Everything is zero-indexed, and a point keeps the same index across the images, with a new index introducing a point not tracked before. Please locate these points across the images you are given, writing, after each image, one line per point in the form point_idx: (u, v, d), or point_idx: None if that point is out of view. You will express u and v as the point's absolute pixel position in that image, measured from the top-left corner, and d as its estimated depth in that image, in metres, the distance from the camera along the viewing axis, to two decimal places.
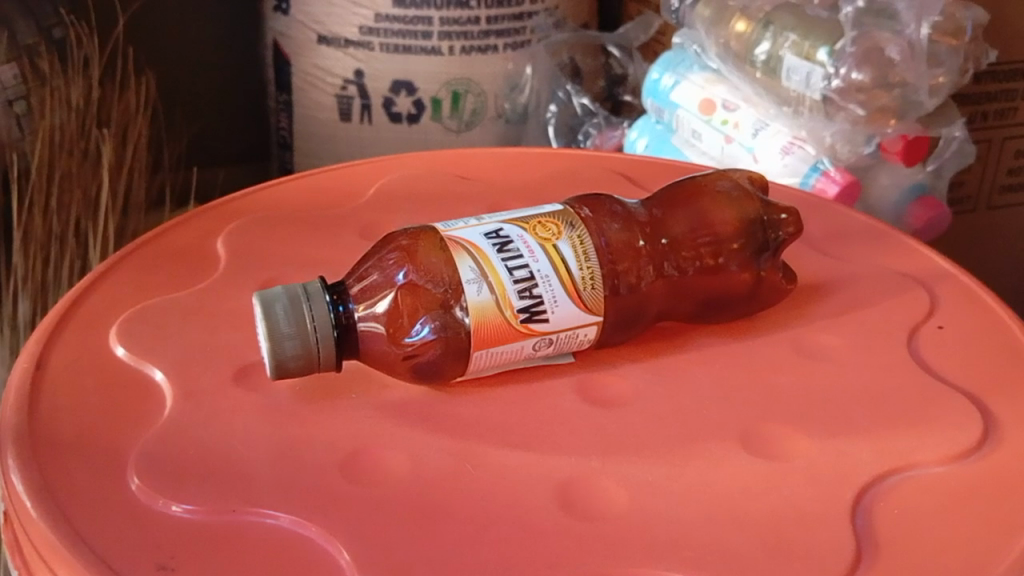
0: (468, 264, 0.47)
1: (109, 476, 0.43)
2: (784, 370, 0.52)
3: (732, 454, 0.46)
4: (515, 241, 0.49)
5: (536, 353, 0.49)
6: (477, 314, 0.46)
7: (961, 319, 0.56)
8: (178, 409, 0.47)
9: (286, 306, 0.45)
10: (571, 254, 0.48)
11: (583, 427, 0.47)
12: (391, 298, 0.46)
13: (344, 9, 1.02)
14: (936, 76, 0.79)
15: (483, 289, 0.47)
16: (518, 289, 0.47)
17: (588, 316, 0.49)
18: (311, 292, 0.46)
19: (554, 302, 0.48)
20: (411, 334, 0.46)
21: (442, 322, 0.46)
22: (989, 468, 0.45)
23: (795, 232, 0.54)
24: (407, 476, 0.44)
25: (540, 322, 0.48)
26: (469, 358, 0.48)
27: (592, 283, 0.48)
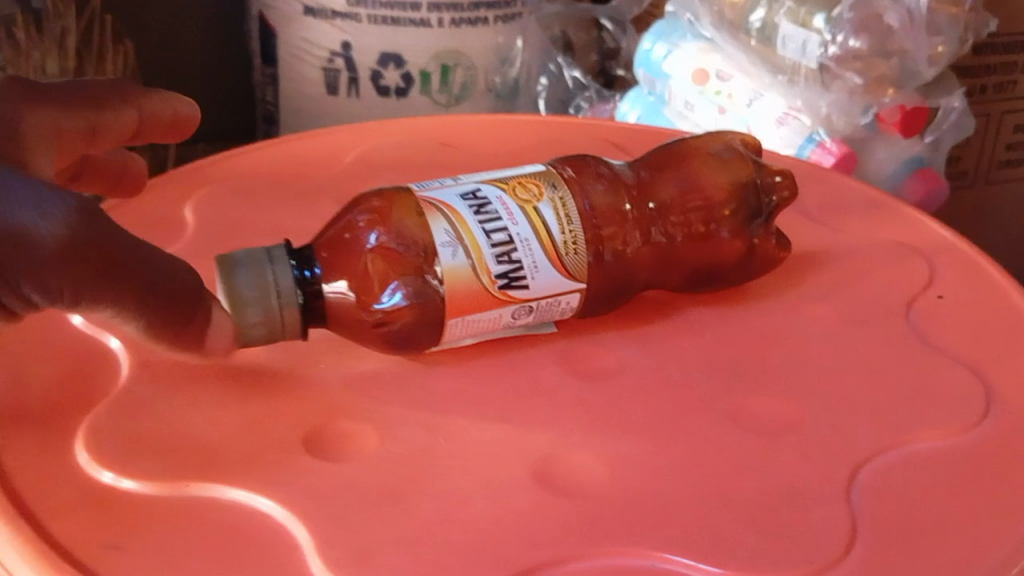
0: (443, 227, 0.44)
1: (56, 451, 0.40)
2: (777, 342, 0.49)
3: (721, 430, 0.43)
4: (494, 203, 0.46)
5: (516, 322, 0.47)
6: (452, 280, 0.44)
7: (962, 289, 0.54)
8: (135, 378, 0.44)
9: (250, 269, 0.43)
10: (552, 216, 0.46)
11: (565, 400, 0.45)
12: (362, 263, 0.44)
13: None
14: (935, 46, 0.76)
15: (458, 253, 0.44)
16: (496, 254, 0.44)
17: (570, 284, 0.46)
18: (274, 255, 0.44)
19: (534, 268, 0.45)
20: (381, 301, 0.44)
21: (416, 289, 0.44)
22: (993, 442, 0.43)
23: (790, 196, 0.51)
24: (378, 451, 0.41)
25: (519, 289, 0.45)
26: (444, 327, 0.45)
27: (575, 248, 0.46)
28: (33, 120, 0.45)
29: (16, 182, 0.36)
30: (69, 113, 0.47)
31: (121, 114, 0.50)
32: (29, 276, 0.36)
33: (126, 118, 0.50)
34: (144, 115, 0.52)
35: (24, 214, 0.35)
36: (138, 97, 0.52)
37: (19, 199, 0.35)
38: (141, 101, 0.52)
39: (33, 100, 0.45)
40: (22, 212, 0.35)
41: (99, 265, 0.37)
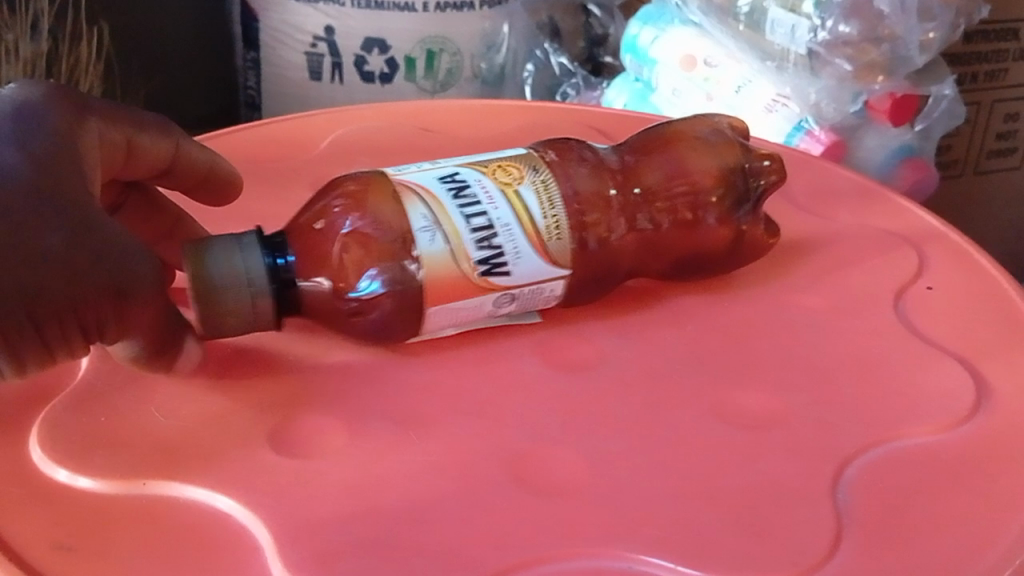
0: (421, 211, 0.43)
1: (8, 448, 0.39)
2: (762, 333, 0.48)
3: (703, 424, 0.42)
4: (473, 186, 0.44)
5: (498, 311, 0.45)
6: (431, 265, 0.42)
7: (953, 281, 0.52)
8: (92, 371, 0.42)
9: (220, 258, 0.41)
10: (534, 200, 0.44)
11: (542, 394, 0.43)
12: (337, 248, 0.42)
13: None
14: (926, 32, 0.74)
15: (437, 238, 0.42)
16: (476, 238, 0.43)
17: (553, 270, 0.45)
18: (245, 242, 0.42)
19: (516, 254, 0.43)
20: (358, 288, 0.42)
21: (392, 276, 0.42)
22: (984, 439, 0.41)
23: (778, 180, 0.49)
24: (347, 447, 0.39)
25: (500, 276, 0.44)
26: (423, 315, 0.43)
27: (557, 233, 0.44)
28: (81, 140, 0.40)
29: (110, 238, 0.36)
30: (105, 129, 0.42)
31: (155, 143, 0.45)
32: (117, 319, 0.37)
33: (160, 148, 0.45)
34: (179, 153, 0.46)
35: (128, 268, 0.36)
36: (176, 132, 0.47)
37: (122, 255, 0.36)
38: (179, 137, 0.47)
39: (75, 112, 0.41)
40: (126, 265, 0.36)
41: (163, 306, 0.39)
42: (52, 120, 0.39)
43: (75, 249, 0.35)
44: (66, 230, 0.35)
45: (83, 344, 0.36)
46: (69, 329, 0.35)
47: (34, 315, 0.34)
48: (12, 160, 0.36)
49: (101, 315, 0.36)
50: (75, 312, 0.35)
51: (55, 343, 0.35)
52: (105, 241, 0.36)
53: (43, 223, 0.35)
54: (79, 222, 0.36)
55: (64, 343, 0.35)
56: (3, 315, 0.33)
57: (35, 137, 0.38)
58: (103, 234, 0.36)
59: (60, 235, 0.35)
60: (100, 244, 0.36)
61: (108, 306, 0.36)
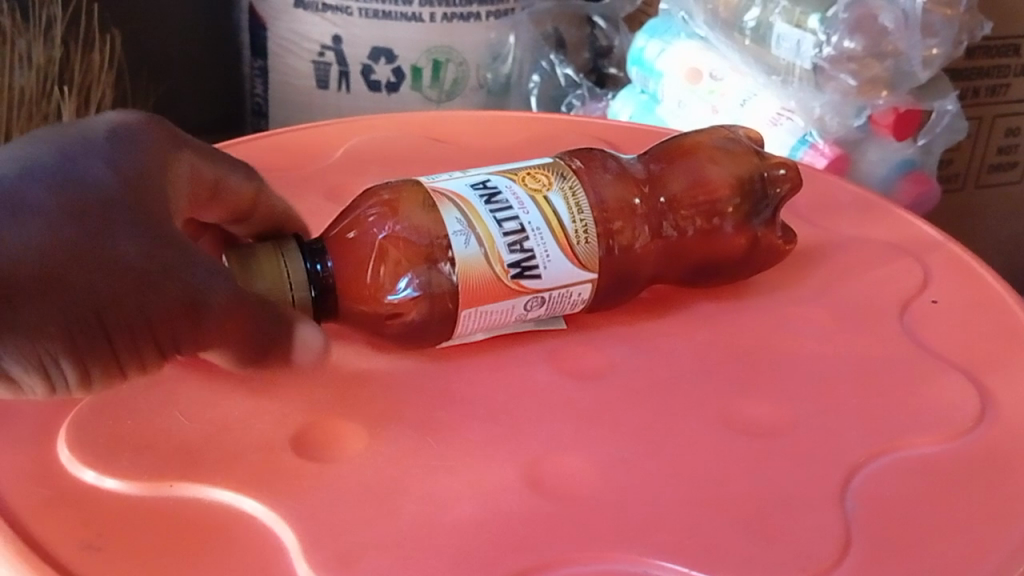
0: (454, 215, 0.44)
1: (35, 451, 0.40)
2: (769, 344, 0.49)
3: (712, 432, 0.43)
4: (504, 192, 0.46)
5: (527, 314, 0.46)
6: (466, 268, 0.43)
7: (956, 293, 0.53)
8: None
9: (263, 271, 0.42)
10: (563, 206, 0.45)
11: (554, 401, 0.44)
12: (373, 251, 0.44)
13: None
14: (929, 47, 0.76)
15: (471, 241, 0.43)
16: (508, 242, 0.44)
17: (583, 274, 0.46)
18: (284, 248, 0.43)
19: (546, 258, 0.45)
20: (394, 292, 0.43)
21: (427, 279, 0.43)
22: (986, 449, 0.42)
23: (792, 189, 0.51)
24: (364, 453, 0.40)
25: (530, 279, 0.45)
26: (457, 319, 0.44)
27: (586, 238, 0.45)
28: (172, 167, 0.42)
29: (185, 252, 0.37)
30: (196, 161, 0.44)
31: (240, 185, 0.46)
32: (196, 332, 0.37)
33: (244, 192, 0.46)
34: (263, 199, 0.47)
35: (205, 281, 0.36)
36: (262, 181, 0.47)
37: (198, 270, 0.36)
38: (264, 184, 0.47)
39: (172, 141, 0.43)
40: (202, 280, 0.36)
41: (253, 318, 0.38)
42: (144, 142, 0.41)
43: (146, 258, 0.35)
44: (144, 240, 0.36)
45: (154, 356, 0.36)
46: (140, 339, 0.35)
47: (105, 323, 0.34)
48: (90, 172, 0.37)
49: (173, 326, 0.36)
50: (146, 322, 0.35)
51: (122, 350, 0.35)
52: (181, 254, 0.36)
53: (119, 231, 0.35)
54: (150, 233, 0.36)
55: (136, 353, 0.36)
56: (74, 322, 0.33)
57: (125, 155, 0.39)
58: (178, 247, 0.36)
59: (133, 245, 0.35)
60: (174, 256, 0.36)
61: (180, 316, 0.36)
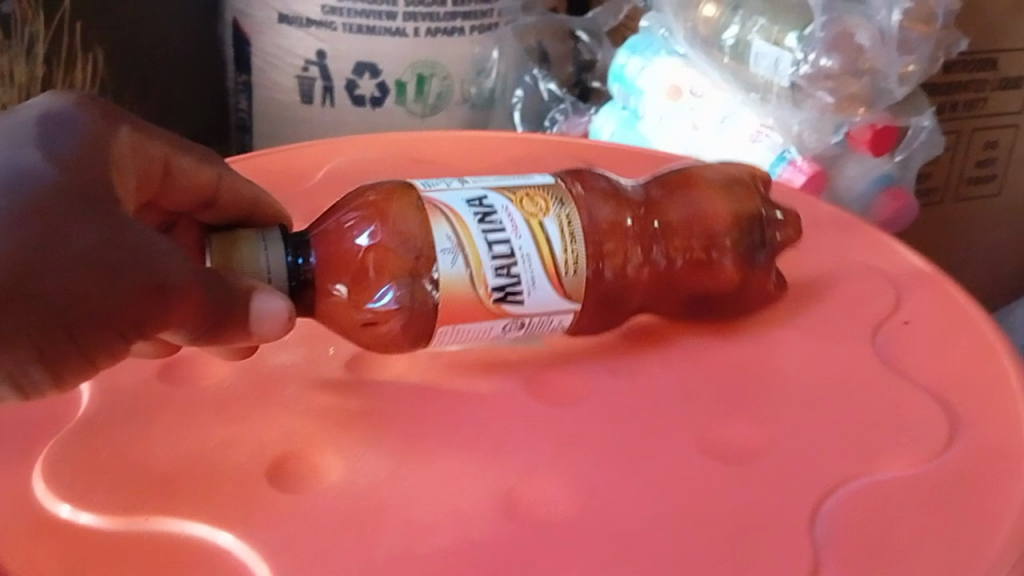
0: (445, 232, 0.44)
1: (14, 484, 0.40)
2: (745, 367, 0.49)
3: (687, 456, 0.43)
4: (499, 212, 0.45)
5: (505, 334, 0.46)
6: (449, 287, 0.44)
7: (929, 314, 0.54)
8: (95, 408, 0.43)
9: (240, 248, 0.42)
10: (556, 233, 0.46)
11: (532, 427, 0.45)
12: (358, 258, 0.44)
13: None
14: (906, 64, 0.77)
15: (458, 262, 0.44)
16: (496, 266, 0.44)
17: (566, 303, 0.46)
18: (269, 238, 0.43)
19: (532, 283, 0.45)
20: (374, 300, 0.44)
21: (409, 293, 0.44)
22: (958, 471, 0.43)
23: (793, 235, 0.52)
24: (342, 483, 0.41)
25: (514, 303, 0.45)
26: (433, 334, 0.45)
27: (574, 268, 0.46)
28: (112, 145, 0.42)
29: (141, 235, 0.37)
30: (146, 140, 0.46)
31: (196, 166, 0.48)
32: (162, 317, 0.37)
33: (203, 172, 0.48)
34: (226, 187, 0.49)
35: (165, 263, 0.37)
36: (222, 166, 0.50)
37: (157, 252, 0.37)
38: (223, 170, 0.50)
39: (107, 118, 0.43)
40: (162, 260, 0.37)
41: (215, 292, 0.38)
42: (81, 128, 0.41)
43: (104, 248, 0.36)
44: (100, 232, 0.36)
45: (123, 347, 0.37)
46: (106, 334, 0.36)
47: (69, 320, 0.35)
48: (33, 166, 0.38)
49: (136, 314, 0.36)
50: (110, 316, 0.36)
51: (91, 347, 0.36)
52: (138, 240, 0.37)
53: (73, 225, 0.36)
54: (108, 223, 0.37)
55: (104, 349, 0.37)
56: (40, 329, 0.35)
57: (63, 145, 0.40)
58: (134, 232, 0.37)
59: (89, 237, 0.36)
60: (133, 242, 0.37)
61: (143, 301, 0.36)
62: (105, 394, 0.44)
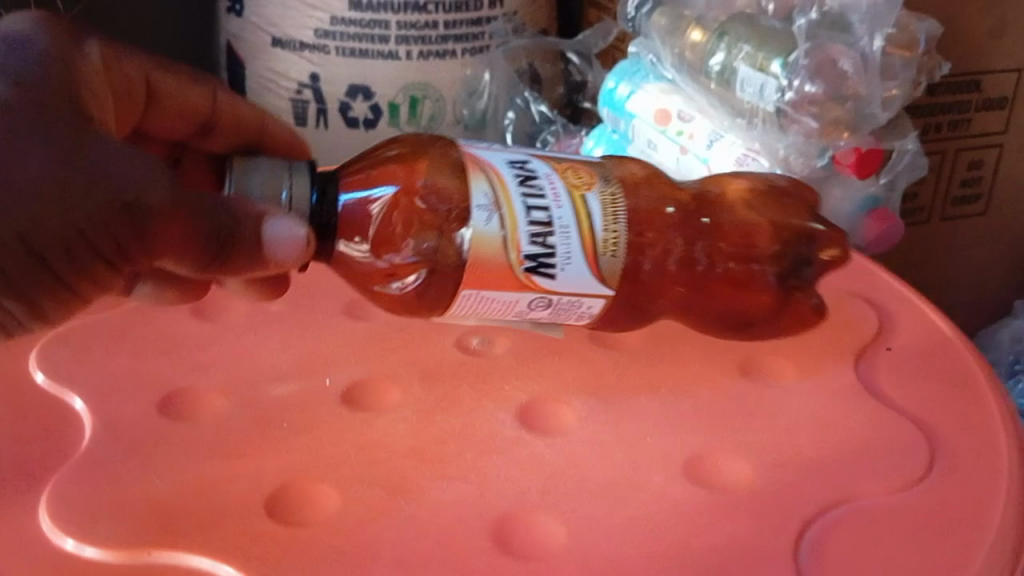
0: (483, 189, 0.44)
1: (16, 516, 0.41)
2: (731, 395, 0.51)
3: (673, 485, 0.45)
4: (542, 179, 0.46)
5: (529, 313, 0.47)
6: (481, 244, 0.44)
7: (912, 340, 0.55)
8: (96, 443, 0.45)
9: (265, 174, 0.44)
10: (598, 210, 0.46)
11: (522, 457, 0.46)
12: (387, 210, 0.47)
13: (299, 10, 0.96)
14: (888, 89, 0.78)
15: (492, 221, 0.44)
16: (532, 232, 0.44)
17: (599, 284, 0.46)
18: (294, 170, 0.45)
19: (566, 258, 0.45)
20: (398, 253, 0.47)
21: (433, 247, 0.46)
22: (937, 497, 0.44)
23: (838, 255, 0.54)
24: (337, 514, 0.42)
25: (544, 276, 0.45)
26: (456, 295, 0.46)
27: (612, 248, 0.46)
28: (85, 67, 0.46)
29: (108, 156, 0.40)
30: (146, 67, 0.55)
31: (193, 91, 0.57)
32: (135, 233, 0.41)
33: (197, 96, 0.57)
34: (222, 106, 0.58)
35: (132, 183, 0.40)
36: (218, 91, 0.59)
37: (123, 173, 0.40)
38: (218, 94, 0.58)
39: (78, 38, 0.47)
40: (128, 180, 0.40)
41: (194, 214, 0.42)
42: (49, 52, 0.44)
43: (68, 170, 0.39)
44: (61, 157, 0.39)
45: (110, 260, 0.42)
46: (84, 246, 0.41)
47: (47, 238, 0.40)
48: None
49: (112, 232, 0.41)
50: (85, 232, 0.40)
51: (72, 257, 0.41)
52: (103, 163, 0.40)
53: (38, 151, 0.39)
54: (71, 146, 0.40)
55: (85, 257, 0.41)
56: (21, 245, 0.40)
57: (31, 70, 0.42)
58: (98, 155, 0.40)
59: (52, 163, 0.39)
60: (98, 164, 0.40)
61: (113, 220, 0.40)
62: (108, 428, 0.46)
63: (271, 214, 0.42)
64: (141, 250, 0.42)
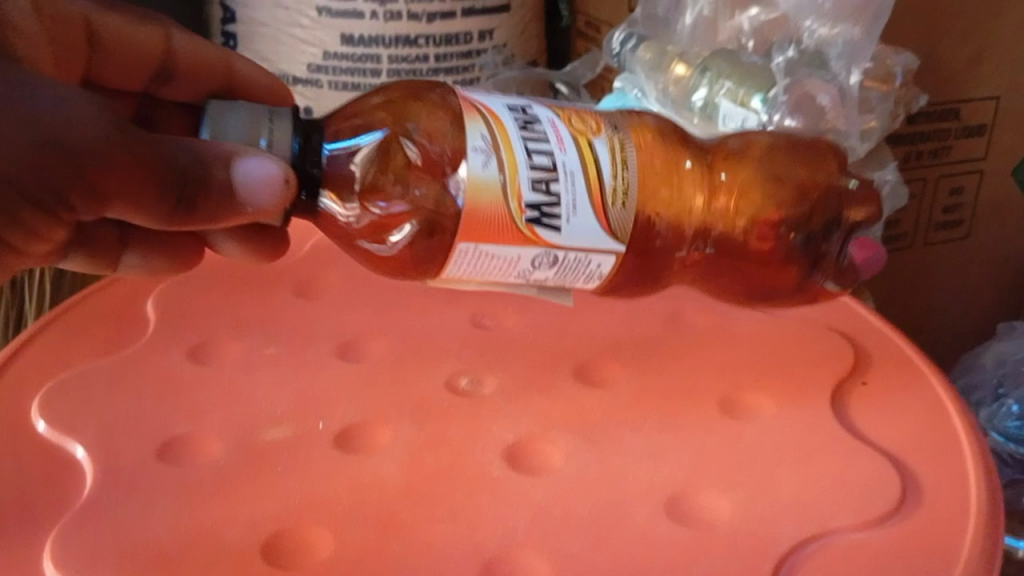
0: (480, 133, 0.48)
1: (23, 567, 0.42)
2: (711, 431, 0.53)
3: (656, 521, 0.46)
4: (542, 124, 0.49)
5: (533, 271, 0.50)
6: (478, 187, 0.47)
7: (887, 374, 0.57)
8: (98, 490, 0.46)
9: (245, 120, 0.48)
10: (603, 156, 0.49)
11: (510, 495, 0.47)
12: (377, 155, 0.51)
13: (292, 45, 0.96)
14: (866, 122, 0.80)
15: (490, 165, 0.47)
16: (534, 180, 0.47)
17: (606, 233, 0.49)
18: (273, 114, 0.49)
19: (571, 206, 0.48)
20: (388, 202, 0.52)
21: (422, 194, 0.51)
22: (910, 530, 0.45)
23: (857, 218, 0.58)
24: (332, 556, 0.43)
25: (548, 225, 0.48)
26: (454, 250, 0.49)
27: (621, 199, 0.49)
28: None
29: (56, 102, 0.44)
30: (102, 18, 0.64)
31: (146, 34, 0.65)
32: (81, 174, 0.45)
33: (146, 35, 0.65)
34: (172, 44, 0.66)
35: (74, 127, 0.44)
36: (170, 33, 0.67)
37: (65, 117, 0.44)
38: (171, 35, 0.67)
39: None
40: (71, 124, 0.44)
41: (139, 157, 0.46)
42: None
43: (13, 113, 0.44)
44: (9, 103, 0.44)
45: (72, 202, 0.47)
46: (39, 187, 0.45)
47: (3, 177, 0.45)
48: None
49: (61, 173, 0.45)
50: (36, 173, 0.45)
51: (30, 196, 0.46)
52: (49, 108, 0.44)
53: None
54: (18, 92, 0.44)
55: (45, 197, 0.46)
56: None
57: None
58: (44, 101, 0.44)
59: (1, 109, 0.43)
60: (45, 109, 0.44)
61: (59, 161, 0.44)
62: (109, 475, 0.47)
63: (245, 154, 0.47)
64: (99, 194, 0.46)
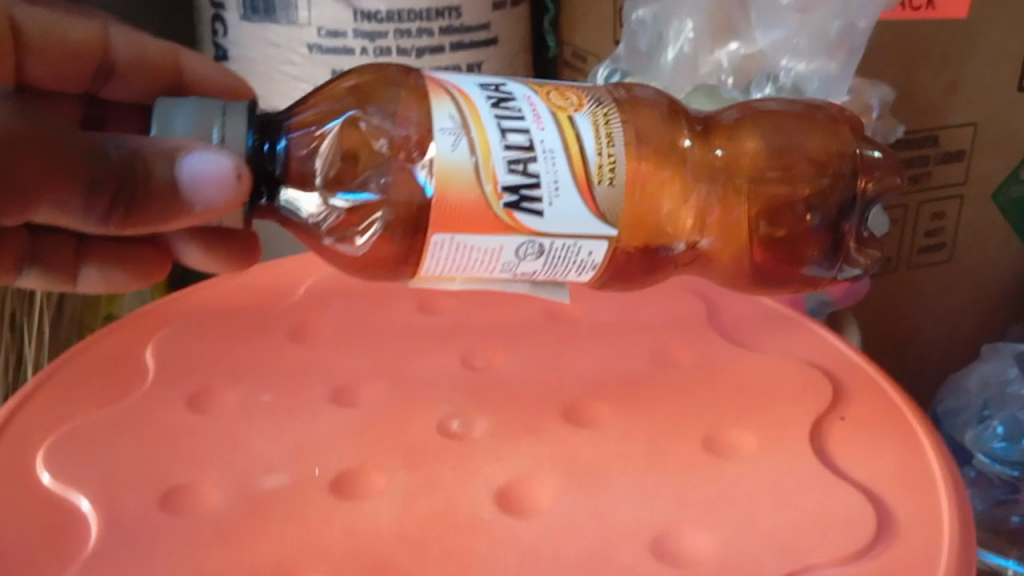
0: (446, 113, 0.50)
1: None
2: (694, 469, 0.54)
3: (641, 561, 0.48)
4: (518, 102, 0.51)
5: (520, 261, 0.52)
6: (447, 167, 0.49)
7: (865, 409, 0.59)
8: (102, 542, 0.48)
9: (194, 117, 0.51)
10: (584, 132, 0.51)
11: (501, 538, 0.49)
12: (341, 141, 0.54)
13: (284, 85, 0.97)
14: None
15: (458, 145, 0.49)
16: (509, 157, 0.49)
17: (597, 212, 0.51)
18: (227, 110, 0.51)
19: (552, 181, 0.50)
20: (355, 194, 0.54)
21: (388, 182, 0.53)
22: (885, 566, 0.47)
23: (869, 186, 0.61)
24: None
25: (530, 204, 0.50)
26: (430, 241, 0.51)
27: (608, 177, 0.51)
28: None
29: None
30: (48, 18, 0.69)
31: (86, 31, 0.70)
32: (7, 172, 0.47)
33: (90, 32, 0.71)
34: (111, 41, 0.71)
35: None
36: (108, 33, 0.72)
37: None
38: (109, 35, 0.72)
39: None
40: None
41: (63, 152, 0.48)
42: None
43: None
44: None
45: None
46: None
47: None
48: None
49: None
50: None
51: None
52: None
53: None
54: None
55: None
56: None
57: None
58: None
59: None
60: None
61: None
62: (112, 526, 0.49)
63: (191, 147, 0.49)
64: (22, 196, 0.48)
